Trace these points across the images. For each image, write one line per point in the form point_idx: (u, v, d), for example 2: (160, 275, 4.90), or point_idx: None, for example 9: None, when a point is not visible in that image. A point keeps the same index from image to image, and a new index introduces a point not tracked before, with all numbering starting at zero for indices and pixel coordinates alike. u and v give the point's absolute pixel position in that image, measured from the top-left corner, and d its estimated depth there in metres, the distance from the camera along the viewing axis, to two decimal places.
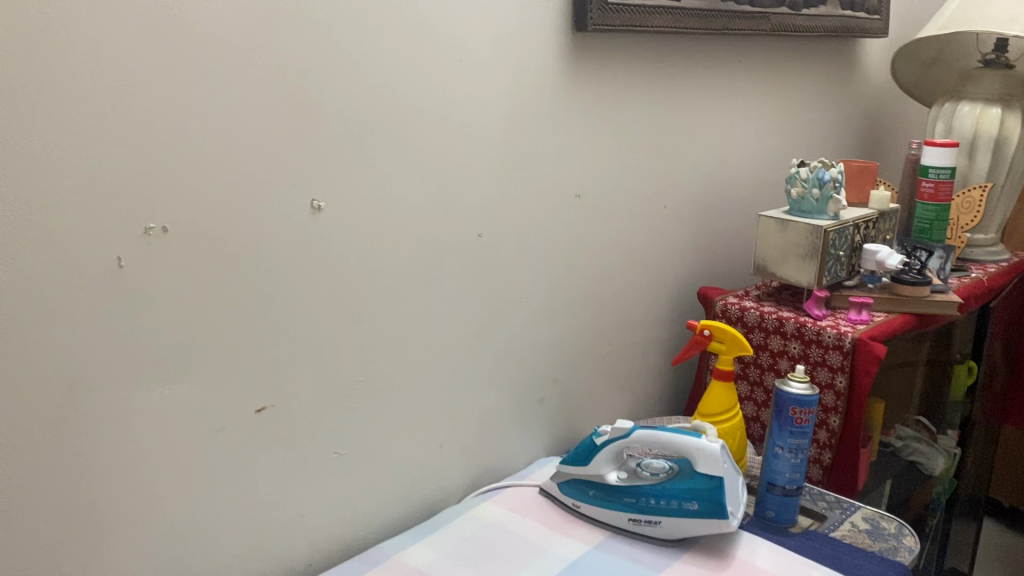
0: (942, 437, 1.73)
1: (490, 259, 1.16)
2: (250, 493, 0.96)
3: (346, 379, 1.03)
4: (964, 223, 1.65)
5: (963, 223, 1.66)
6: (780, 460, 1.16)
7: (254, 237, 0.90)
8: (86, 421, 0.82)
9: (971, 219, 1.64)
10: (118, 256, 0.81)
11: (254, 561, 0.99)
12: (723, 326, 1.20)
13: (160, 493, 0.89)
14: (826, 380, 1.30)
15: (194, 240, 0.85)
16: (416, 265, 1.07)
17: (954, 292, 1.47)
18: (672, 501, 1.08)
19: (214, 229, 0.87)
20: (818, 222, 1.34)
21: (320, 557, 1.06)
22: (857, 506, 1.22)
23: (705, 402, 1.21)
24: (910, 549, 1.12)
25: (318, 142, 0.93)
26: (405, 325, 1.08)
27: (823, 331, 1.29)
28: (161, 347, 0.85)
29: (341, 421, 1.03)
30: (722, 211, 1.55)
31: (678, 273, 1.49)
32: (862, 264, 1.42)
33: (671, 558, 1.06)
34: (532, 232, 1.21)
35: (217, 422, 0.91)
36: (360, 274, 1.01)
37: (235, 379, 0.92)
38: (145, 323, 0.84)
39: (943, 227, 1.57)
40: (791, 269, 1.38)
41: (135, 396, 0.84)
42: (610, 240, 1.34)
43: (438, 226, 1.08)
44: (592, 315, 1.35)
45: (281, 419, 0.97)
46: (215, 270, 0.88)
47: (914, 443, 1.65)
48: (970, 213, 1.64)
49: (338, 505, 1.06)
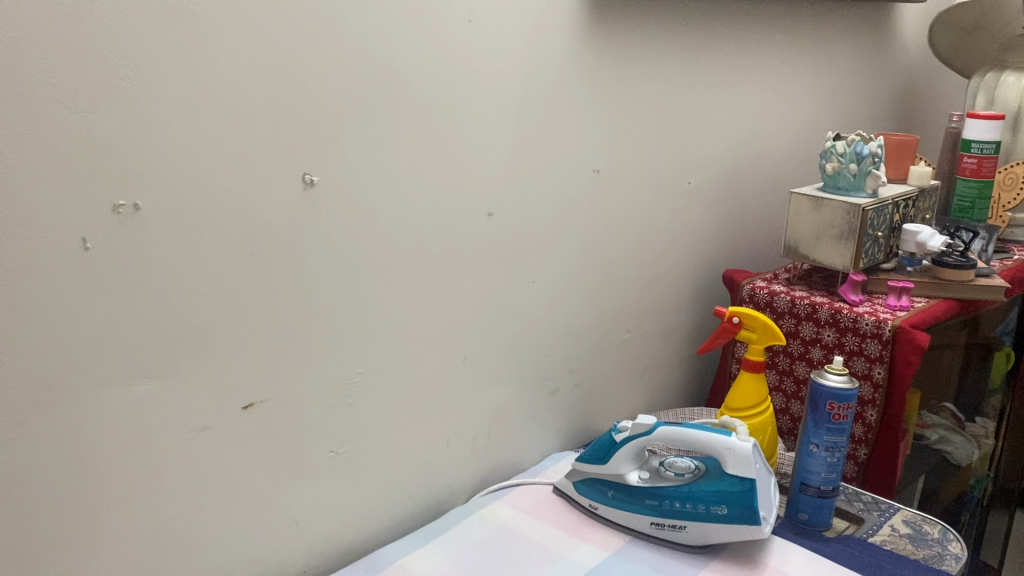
0: (977, 428, 1.64)
1: (502, 240, 1.07)
2: (239, 497, 0.88)
3: (344, 372, 0.94)
4: (1006, 201, 1.55)
5: (1004, 202, 1.55)
6: (815, 459, 1.07)
7: (240, 215, 0.81)
8: (52, 423, 0.73)
9: (1013, 197, 1.54)
10: (83, 237, 0.71)
11: (244, 570, 0.90)
12: (753, 313, 1.11)
13: (137, 500, 0.80)
14: (863, 371, 1.20)
15: (172, 221, 0.76)
16: (421, 248, 0.98)
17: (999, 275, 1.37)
18: (700, 505, 0.99)
19: (194, 206, 0.77)
20: (856, 200, 1.24)
21: (317, 564, 0.98)
22: (896, 507, 1.13)
23: (734, 395, 1.12)
24: (958, 556, 1.03)
25: (312, 109, 0.84)
26: (409, 312, 0.99)
27: (860, 318, 1.20)
28: (136, 339, 0.76)
29: (339, 417, 0.94)
30: (749, 189, 1.45)
31: (701, 255, 1.40)
32: (902, 246, 1.32)
33: (699, 566, 0.98)
34: (547, 211, 1.11)
35: (201, 421, 0.83)
36: (359, 257, 0.92)
37: (221, 374, 0.83)
38: (118, 312, 0.75)
39: (986, 206, 1.46)
40: (825, 250, 1.28)
41: (108, 393, 0.75)
42: (631, 219, 1.24)
43: (445, 204, 0.99)
44: (610, 300, 1.25)
45: (273, 415, 0.88)
46: (197, 253, 0.78)
47: (948, 435, 1.56)
48: (1013, 191, 1.54)
49: (336, 508, 0.97)
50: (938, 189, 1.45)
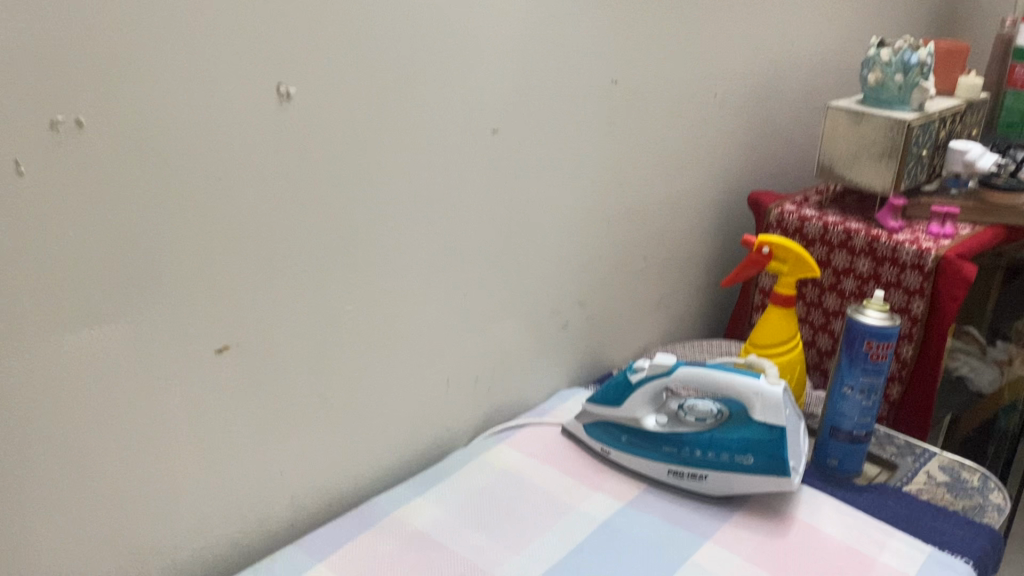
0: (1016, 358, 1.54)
1: (508, 160, 0.95)
2: (216, 448, 0.79)
3: (331, 309, 0.84)
4: None
5: None
6: (847, 402, 0.98)
7: (207, 132, 0.69)
8: None
9: None
10: (15, 161, 0.60)
11: (224, 525, 0.83)
12: (785, 242, 1.01)
13: (102, 458, 0.71)
14: (900, 304, 1.11)
15: (125, 140, 0.65)
16: (417, 171, 0.87)
17: None
18: (723, 454, 0.91)
19: (151, 122, 0.66)
20: (901, 115, 1.12)
21: (305, 515, 0.90)
22: (931, 452, 1.05)
23: (760, 331, 1.02)
24: (1000, 509, 0.95)
25: (289, 7, 0.71)
26: (404, 243, 0.88)
27: (899, 247, 1.09)
28: (89, 280, 0.66)
29: (326, 358, 0.85)
30: (778, 102, 1.32)
31: (724, 175, 1.28)
32: (946, 166, 1.21)
33: (719, 519, 0.90)
34: (558, 126, 1.00)
35: (169, 367, 0.73)
36: (347, 180, 0.81)
37: (193, 316, 0.73)
38: (65, 248, 0.64)
39: None
40: (862, 171, 1.16)
41: (57, 341, 0.65)
42: (650, 136, 1.13)
43: (444, 119, 0.87)
44: (624, 226, 1.15)
45: (251, 359, 0.79)
46: (157, 178, 0.67)
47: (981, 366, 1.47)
48: None
49: (324, 455, 0.89)
50: (986, 103, 1.32)
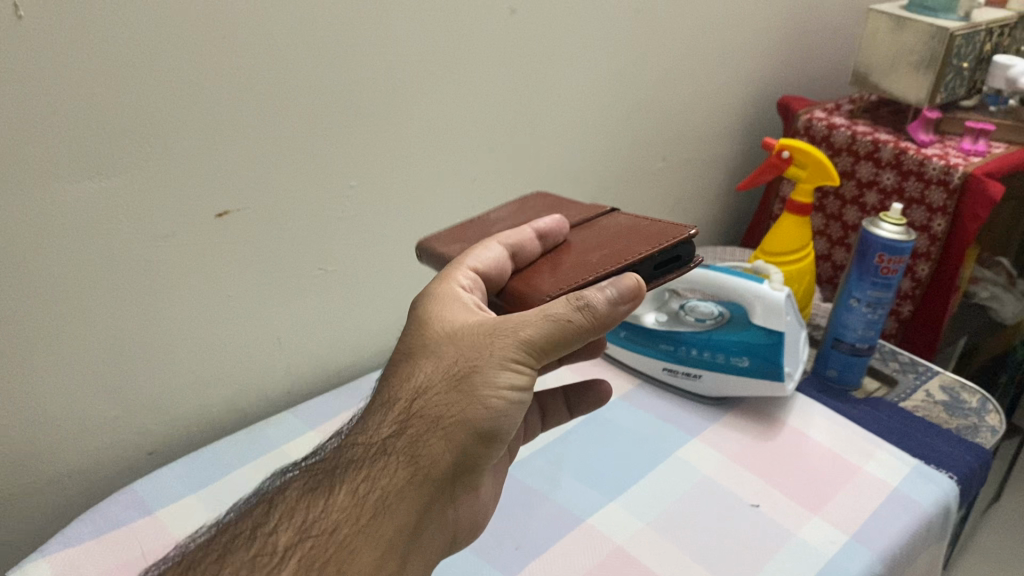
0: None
1: (527, 43, 0.93)
2: (212, 310, 0.81)
3: (335, 184, 0.84)
4: None
5: None
6: (853, 313, 0.97)
7: (215, 7, 0.68)
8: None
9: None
10: (13, 2, 0.59)
11: (220, 386, 0.86)
12: (806, 147, 0.98)
13: (92, 313, 0.73)
14: (921, 222, 1.07)
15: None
16: (427, 44, 0.84)
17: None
18: (719, 355, 0.91)
19: None
20: (944, 23, 1.08)
21: (301, 382, 0.94)
22: (934, 371, 1.04)
23: (772, 238, 1.01)
24: (995, 430, 0.94)
25: None
26: (412, 118, 0.87)
27: (926, 161, 1.05)
28: (80, 149, 0.66)
29: (329, 231, 0.86)
30: (826, 17, 1.28)
31: (759, 81, 1.25)
32: (987, 81, 1.15)
33: (708, 418, 0.92)
34: (584, 17, 0.97)
35: (167, 226, 0.74)
36: (357, 56, 0.80)
37: (185, 166, 0.73)
38: (51, 75, 0.63)
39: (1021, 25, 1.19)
40: (900, 79, 1.13)
41: (53, 193, 0.66)
42: (680, 38, 1.09)
43: (461, 5, 0.85)
44: (649, 122, 1.12)
45: (247, 223, 0.79)
46: (148, 17, 0.65)
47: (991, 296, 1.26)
48: None
49: (324, 328, 0.92)
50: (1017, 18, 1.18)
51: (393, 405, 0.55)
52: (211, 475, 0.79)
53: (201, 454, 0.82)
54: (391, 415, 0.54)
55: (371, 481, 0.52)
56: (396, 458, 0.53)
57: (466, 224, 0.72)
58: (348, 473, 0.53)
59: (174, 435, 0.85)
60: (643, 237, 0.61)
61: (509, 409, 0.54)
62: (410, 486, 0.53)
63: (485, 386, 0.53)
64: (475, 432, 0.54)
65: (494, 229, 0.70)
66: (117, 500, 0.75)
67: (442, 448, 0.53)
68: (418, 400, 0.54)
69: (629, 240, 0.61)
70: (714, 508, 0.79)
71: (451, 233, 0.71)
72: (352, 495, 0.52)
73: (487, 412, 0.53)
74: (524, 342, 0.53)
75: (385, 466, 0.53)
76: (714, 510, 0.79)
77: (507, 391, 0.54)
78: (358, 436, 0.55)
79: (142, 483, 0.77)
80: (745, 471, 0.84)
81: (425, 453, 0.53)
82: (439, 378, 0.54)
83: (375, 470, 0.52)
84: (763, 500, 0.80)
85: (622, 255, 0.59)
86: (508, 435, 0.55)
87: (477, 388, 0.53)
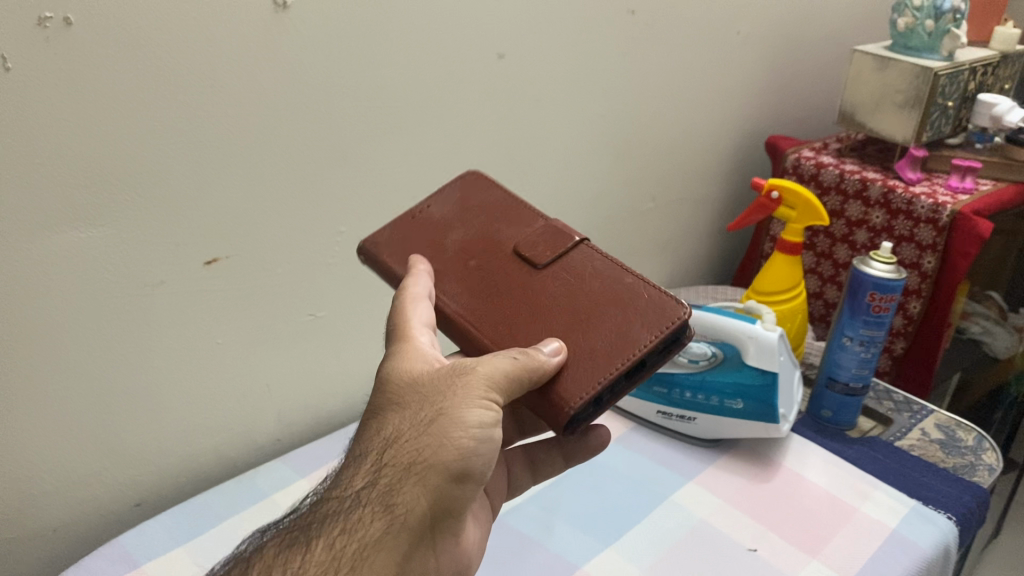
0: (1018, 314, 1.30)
1: (516, 87, 0.93)
2: (201, 358, 0.80)
3: (325, 229, 0.84)
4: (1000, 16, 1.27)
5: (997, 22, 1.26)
6: (846, 352, 0.97)
7: (204, 56, 0.69)
8: None
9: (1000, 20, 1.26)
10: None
11: (209, 436, 0.85)
12: (795, 187, 0.99)
13: (78, 363, 0.72)
14: (911, 259, 1.08)
15: (105, 28, 0.63)
16: (416, 90, 0.85)
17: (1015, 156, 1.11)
18: (713, 397, 0.90)
19: (146, 39, 0.65)
20: (928, 62, 1.09)
21: (291, 430, 0.92)
22: (929, 410, 1.03)
23: (764, 277, 1.01)
24: (992, 468, 0.93)
25: None
26: (402, 163, 0.87)
27: (914, 199, 1.06)
28: (68, 198, 0.66)
29: (319, 276, 0.86)
30: (811, 58, 1.29)
31: (747, 121, 1.26)
32: (972, 119, 1.16)
33: (703, 461, 0.91)
34: (573, 60, 0.98)
35: (156, 275, 0.73)
36: (347, 102, 0.80)
37: (174, 214, 0.72)
38: (39, 127, 0.62)
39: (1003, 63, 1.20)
40: (886, 119, 1.14)
41: (41, 242, 0.66)
42: (668, 80, 1.10)
43: (449, 51, 0.86)
44: (638, 163, 1.13)
45: (236, 271, 0.79)
46: (137, 68, 0.66)
47: (983, 331, 1.26)
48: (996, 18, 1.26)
49: (314, 374, 0.91)
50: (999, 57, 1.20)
51: (367, 458, 0.54)
52: (200, 526, 0.78)
53: (190, 504, 0.80)
54: (365, 467, 0.54)
55: (346, 534, 0.51)
56: (371, 509, 0.52)
57: (413, 221, 0.69)
58: (323, 528, 0.52)
59: (161, 487, 0.83)
60: (637, 313, 0.59)
61: (480, 448, 0.53)
62: (387, 536, 0.51)
63: (456, 425, 0.52)
64: (448, 475, 0.52)
65: (446, 236, 0.67)
66: (104, 553, 0.74)
67: (415, 496, 0.52)
68: (389, 450, 0.53)
69: (618, 309, 0.60)
70: (712, 553, 0.78)
71: (397, 232, 0.68)
72: (329, 549, 0.51)
73: (459, 453, 0.52)
74: (487, 375, 0.54)
75: (360, 517, 0.52)
76: (712, 555, 0.78)
77: (477, 429, 0.53)
78: (334, 493, 0.54)
79: (129, 536, 0.76)
80: (742, 515, 0.83)
81: (399, 501, 0.52)
82: (408, 426, 0.54)
83: (351, 523, 0.52)
84: (761, 544, 0.79)
85: (624, 348, 0.58)
86: (482, 476, 0.54)
87: (445, 429, 0.52)
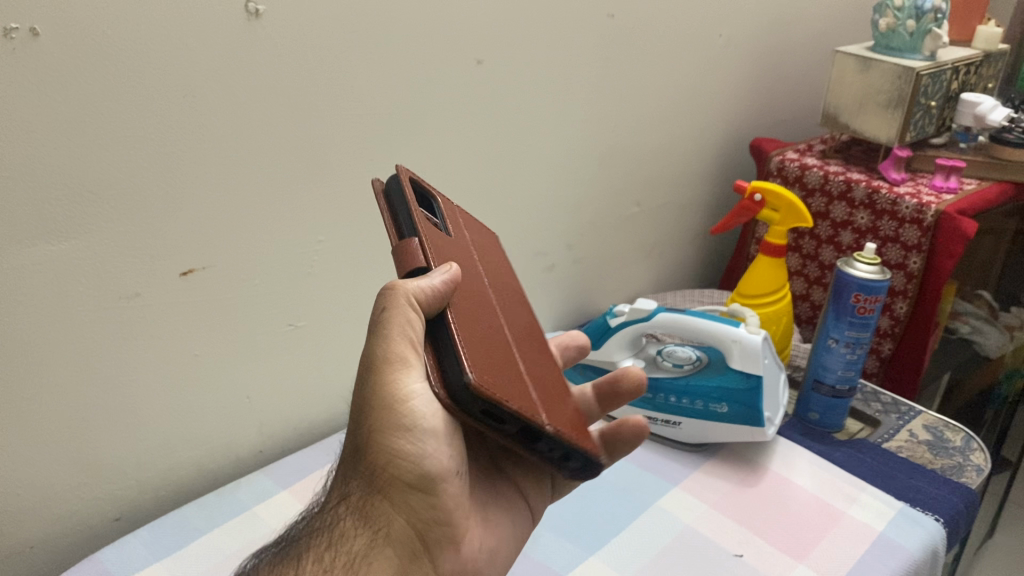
0: (1007, 312, 1.30)
1: (495, 92, 0.93)
2: (178, 370, 0.79)
3: (304, 238, 0.83)
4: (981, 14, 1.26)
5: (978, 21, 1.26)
6: (832, 354, 0.96)
7: (174, 64, 0.68)
8: None
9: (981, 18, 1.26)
10: None
11: (189, 448, 0.84)
12: (777, 189, 0.99)
13: (51, 376, 0.71)
14: (897, 260, 1.07)
15: (71, 39, 0.62)
16: (393, 98, 0.84)
17: (1000, 156, 1.10)
18: (698, 401, 0.90)
19: (114, 48, 0.64)
20: (910, 62, 1.09)
21: (273, 441, 0.92)
22: (917, 411, 1.03)
23: (748, 280, 1.01)
24: (980, 469, 0.92)
25: None
26: (381, 172, 0.87)
27: (899, 200, 1.05)
28: (36, 209, 0.65)
29: (299, 285, 0.85)
30: (794, 60, 1.29)
31: (731, 123, 1.25)
32: (955, 118, 1.16)
33: (689, 466, 0.91)
34: (552, 65, 0.97)
35: (131, 287, 0.73)
36: (324, 111, 0.79)
37: (148, 225, 0.72)
38: (6, 140, 0.62)
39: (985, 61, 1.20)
40: (869, 119, 1.14)
41: (10, 255, 0.65)
42: (650, 83, 1.10)
43: (427, 56, 0.85)
44: (622, 168, 1.13)
45: (213, 282, 0.78)
46: (105, 79, 0.65)
47: (972, 331, 1.25)
48: (977, 16, 1.26)
49: (296, 384, 0.91)
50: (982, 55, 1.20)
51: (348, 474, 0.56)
52: (181, 540, 0.77)
53: (170, 518, 0.79)
54: (348, 484, 0.55)
55: (332, 549, 0.53)
56: (351, 522, 0.53)
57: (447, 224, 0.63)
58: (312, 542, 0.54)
59: (141, 502, 0.83)
60: None
61: (429, 452, 0.52)
62: (371, 548, 0.53)
63: (397, 433, 0.51)
64: (410, 481, 0.52)
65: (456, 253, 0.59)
66: (82, 568, 0.73)
67: (388, 505, 0.53)
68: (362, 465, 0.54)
69: None
70: (698, 559, 0.77)
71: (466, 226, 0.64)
72: (318, 564, 0.53)
73: (411, 458, 0.52)
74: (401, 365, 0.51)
75: (343, 532, 0.53)
76: (696, 562, 0.77)
77: (414, 433, 0.51)
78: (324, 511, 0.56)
79: (108, 550, 0.75)
80: (729, 520, 0.82)
81: (376, 514, 0.53)
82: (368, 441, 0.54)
83: (335, 539, 0.53)
84: (747, 550, 0.78)
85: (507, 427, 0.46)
86: (446, 477, 0.53)
87: (387, 436, 0.52)
